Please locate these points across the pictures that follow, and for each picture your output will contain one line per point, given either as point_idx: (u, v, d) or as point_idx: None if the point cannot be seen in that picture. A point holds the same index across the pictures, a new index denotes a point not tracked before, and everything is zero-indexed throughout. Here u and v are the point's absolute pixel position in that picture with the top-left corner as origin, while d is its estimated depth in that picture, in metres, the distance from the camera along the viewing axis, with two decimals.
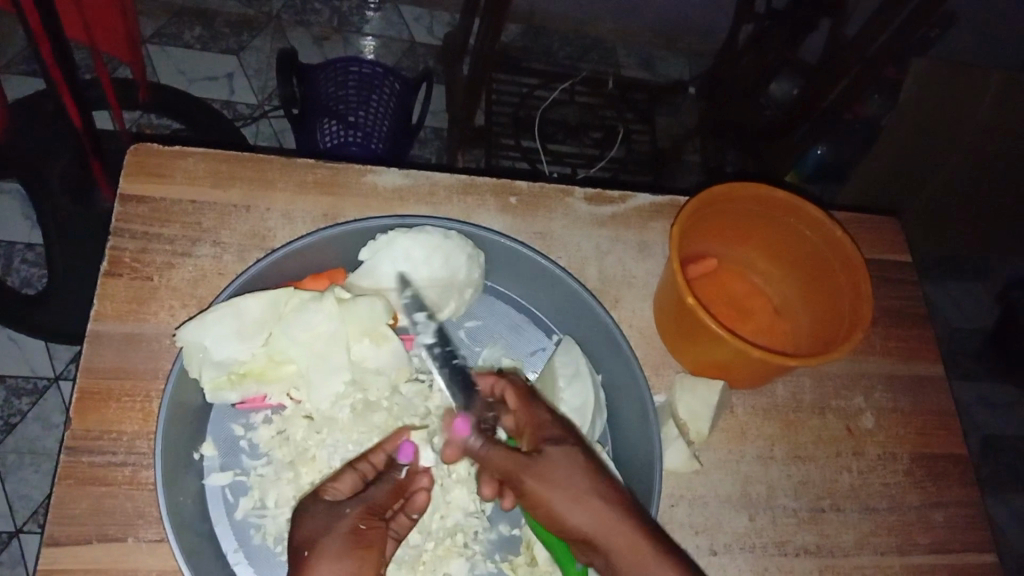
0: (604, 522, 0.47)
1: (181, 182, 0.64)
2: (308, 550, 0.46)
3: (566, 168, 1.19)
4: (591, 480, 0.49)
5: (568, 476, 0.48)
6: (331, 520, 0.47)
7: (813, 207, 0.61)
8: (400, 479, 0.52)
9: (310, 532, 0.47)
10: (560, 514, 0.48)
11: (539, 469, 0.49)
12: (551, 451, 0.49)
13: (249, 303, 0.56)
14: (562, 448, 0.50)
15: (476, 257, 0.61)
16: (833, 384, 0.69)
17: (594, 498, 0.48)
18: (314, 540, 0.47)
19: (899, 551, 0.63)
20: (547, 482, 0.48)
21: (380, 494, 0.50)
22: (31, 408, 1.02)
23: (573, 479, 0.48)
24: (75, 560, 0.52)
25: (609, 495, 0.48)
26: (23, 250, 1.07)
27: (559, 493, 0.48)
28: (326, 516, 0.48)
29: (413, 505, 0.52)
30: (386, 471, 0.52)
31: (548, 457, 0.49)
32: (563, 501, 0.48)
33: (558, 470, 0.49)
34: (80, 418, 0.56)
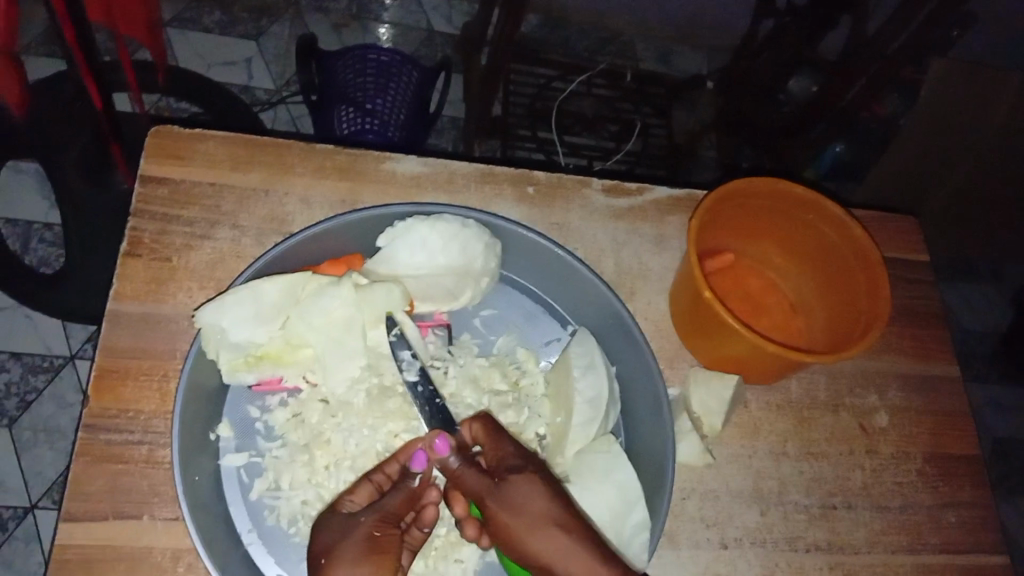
0: (563, 547, 0.49)
1: (201, 166, 0.64)
2: (325, 558, 0.47)
3: (582, 159, 1.18)
4: (551, 505, 0.49)
5: (528, 506, 0.49)
6: (344, 530, 0.49)
7: (833, 205, 0.61)
8: (414, 488, 0.51)
9: (324, 544, 0.48)
10: (521, 542, 0.49)
11: (501, 497, 0.50)
12: (511, 483, 0.50)
13: (266, 287, 0.56)
14: (523, 476, 0.51)
15: (493, 246, 0.61)
16: (847, 382, 0.68)
17: (552, 526, 0.49)
18: (330, 548, 0.48)
19: (909, 550, 0.63)
20: (512, 510, 0.50)
21: (395, 501, 0.50)
22: (47, 386, 1.03)
23: (539, 508, 0.49)
24: (92, 536, 0.53)
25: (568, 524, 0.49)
26: (40, 230, 1.08)
27: (520, 523, 0.49)
28: (342, 525, 0.49)
29: (424, 516, 0.50)
30: (401, 481, 0.52)
31: (507, 486, 0.50)
32: (523, 530, 0.49)
33: (518, 497, 0.50)
34: (99, 396, 0.57)
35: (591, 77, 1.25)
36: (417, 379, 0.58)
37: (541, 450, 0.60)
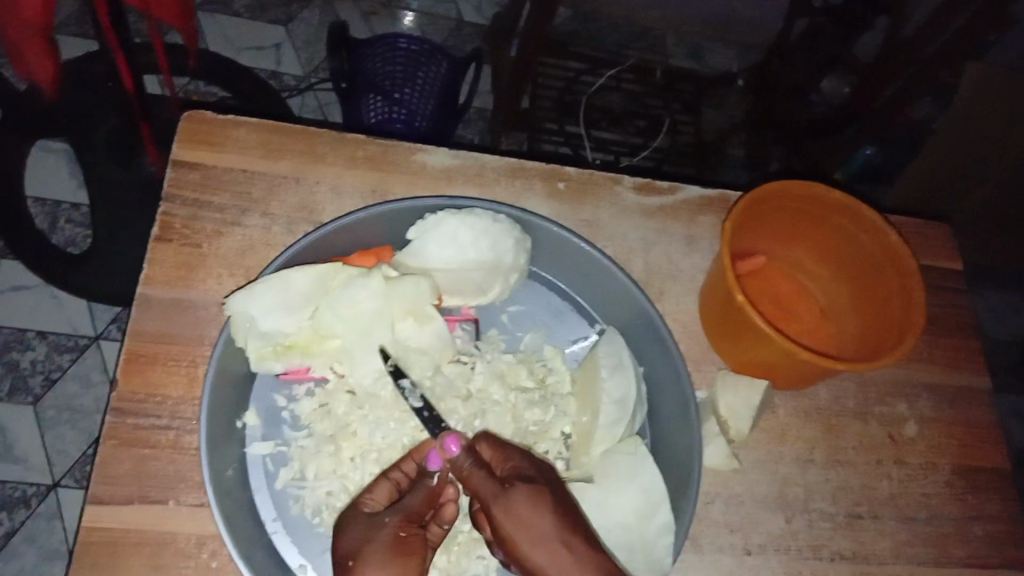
0: (566, 565, 0.45)
1: (234, 152, 0.64)
2: (352, 560, 0.47)
3: (609, 154, 1.17)
4: (554, 519, 0.46)
5: (529, 518, 0.47)
6: (366, 534, 0.48)
7: (869, 210, 0.60)
8: (432, 485, 0.51)
9: (346, 548, 0.48)
10: (526, 557, 0.47)
11: (504, 509, 0.48)
12: (513, 494, 0.48)
13: (296, 277, 0.56)
14: (527, 487, 0.48)
15: (523, 241, 0.61)
16: (876, 390, 0.68)
17: (553, 541, 0.46)
18: (356, 551, 0.47)
19: (934, 562, 0.63)
20: (512, 520, 0.47)
21: (416, 499, 0.50)
22: (71, 365, 1.04)
23: (541, 520, 0.47)
24: (118, 520, 0.53)
25: (573, 541, 0.46)
26: (68, 210, 1.09)
27: (518, 536, 0.46)
28: (366, 526, 0.49)
29: (444, 514, 0.51)
30: (420, 479, 0.52)
31: (510, 496, 0.48)
32: (525, 545, 0.46)
33: (520, 510, 0.47)
34: (126, 380, 0.57)
35: (621, 72, 1.24)
36: (422, 405, 0.58)
37: (566, 449, 0.60)
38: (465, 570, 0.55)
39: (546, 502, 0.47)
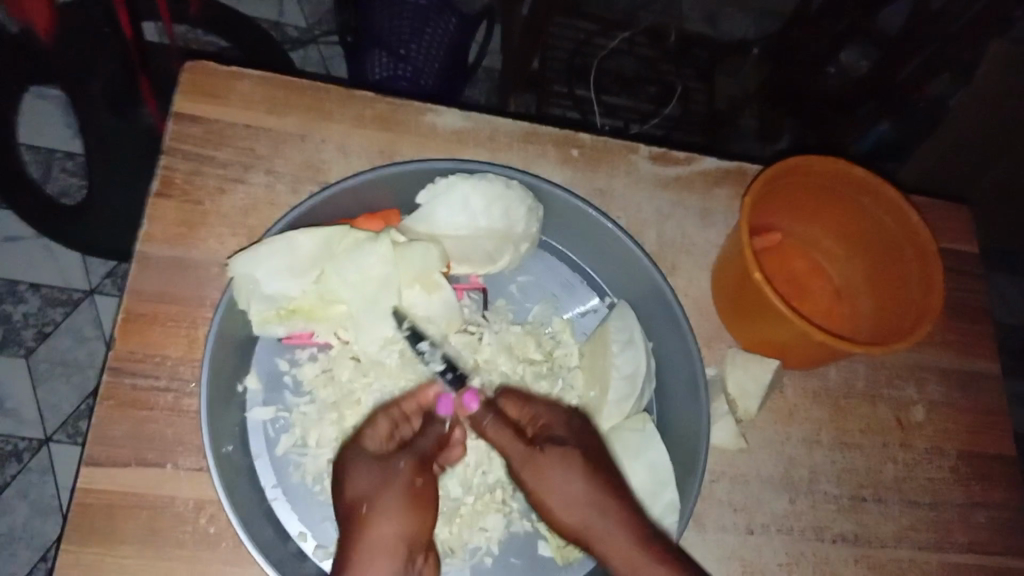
0: (592, 516, 0.49)
1: (236, 107, 0.62)
2: (367, 507, 0.48)
3: (618, 121, 1.15)
4: (581, 475, 0.50)
5: (562, 473, 0.50)
6: (379, 479, 0.49)
7: (892, 190, 0.58)
8: (444, 433, 0.54)
9: (350, 490, 0.49)
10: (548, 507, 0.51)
11: (529, 465, 0.51)
12: (543, 449, 0.51)
13: (302, 239, 0.54)
14: (556, 445, 0.51)
15: (535, 210, 0.59)
16: (886, 372, 0.67)
17: (587, 506, 0.49)
18: (371, 498, 0.48)
19: (937, 547, 0.62)
20: (552, 479, 0.50)
21: (428, 444, 0.52)
22: (65, 319, 1.02)
23: (581, 484, 0.50)
24: (113, 483, 0.52)
25: (600, 491, 0.50)
26: (62, 159, 1.06)
27: (552, 496, 0.50)
28: (379, 473, 0.49)
29: (450, 454, 0.55)
30: (430, 421, 0.54)
31: (544, 458, 0.51)
32: (549, 496, 0.50)
33: (548, 466, 0.51)
34: (124, 340, 0.55)
35: (634, 35, 1.18)
36: (445, 368, 0.57)
37: None
38: (466, 542, 0.55)
39: (581, 461, 0.51)
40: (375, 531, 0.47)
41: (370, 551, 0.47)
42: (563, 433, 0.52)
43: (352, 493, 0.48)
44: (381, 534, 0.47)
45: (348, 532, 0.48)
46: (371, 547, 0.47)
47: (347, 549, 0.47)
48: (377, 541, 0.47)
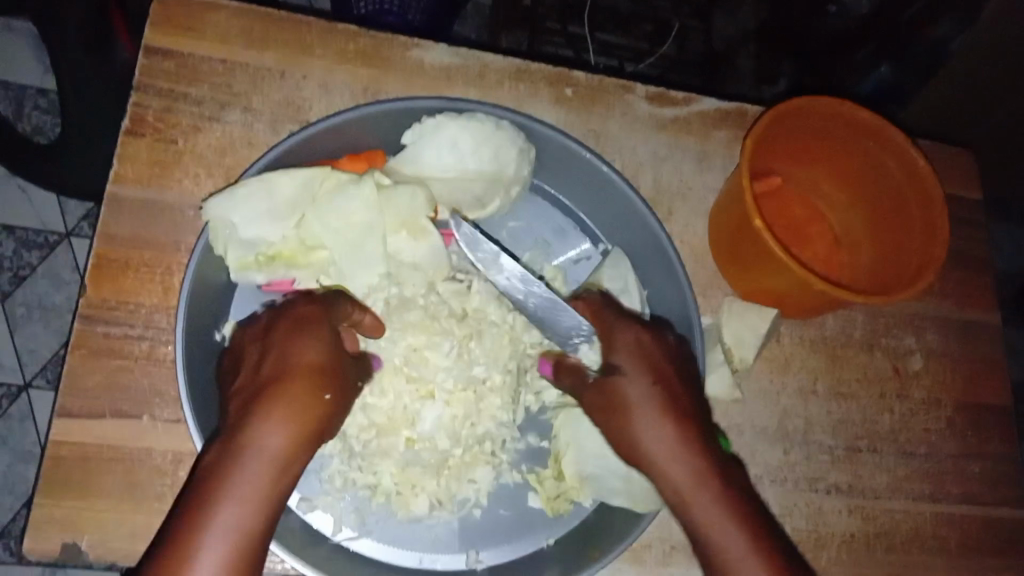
0: (658, 442, 0.46)
1: (210, 40, 0.58)
2: (326, 394, 0.44)
3: (612, 60, 1.09)
4: (648, 399, 0.47)
5: (628, 399, 0.48)
6: (334, 364, 0.46)
7: (898, 133, 0.56)
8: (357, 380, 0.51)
9: (303, 361, 0.44)
10: (617, 433, 0.48)
11: (596, 393, 0.50)
12: (611, 375, 0.49)
13: (282, 182, 0.51)
14: (622, 374, 0.48)
15: (527, 152, 0.56)
16: (885, 322, 0.65)
17: (648, 441, 0.47)
18: (326, 385, 0.45)
19: (930, 498, 0.62)
20: (618, 406, 0.48)
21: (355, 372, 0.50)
22: (41, 263, 0.99)
23: (642, 416, 0.47)
24: (88, 435, 0.50)
25: (671, 424, 0.47)
26: (34, 96, 1.02)
27: (616, 423, 0.48)
28: (332, 360, 0.46)
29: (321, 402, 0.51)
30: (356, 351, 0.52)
31: (615, 384, 0.49)
32: (620, 422, 0.48)
33: (615, 396, 0.48)
34: (95, 286, 0.53)
35: None
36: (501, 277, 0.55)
37: None
38: (454, 493, 0.54)
39: (649, 388, 0.48)
40: (309, 406, 0.43)
41: (299, 420, 0.43)
42: (632, 359, 0.48)
43: (310, 365, 0.44)
44: (314, 411, 0.43)
45: (278, 389, 0.43)
46: (301, 420, 0.43)
47: (269, 404, 0.42)
48: (308, 415, 0.43)
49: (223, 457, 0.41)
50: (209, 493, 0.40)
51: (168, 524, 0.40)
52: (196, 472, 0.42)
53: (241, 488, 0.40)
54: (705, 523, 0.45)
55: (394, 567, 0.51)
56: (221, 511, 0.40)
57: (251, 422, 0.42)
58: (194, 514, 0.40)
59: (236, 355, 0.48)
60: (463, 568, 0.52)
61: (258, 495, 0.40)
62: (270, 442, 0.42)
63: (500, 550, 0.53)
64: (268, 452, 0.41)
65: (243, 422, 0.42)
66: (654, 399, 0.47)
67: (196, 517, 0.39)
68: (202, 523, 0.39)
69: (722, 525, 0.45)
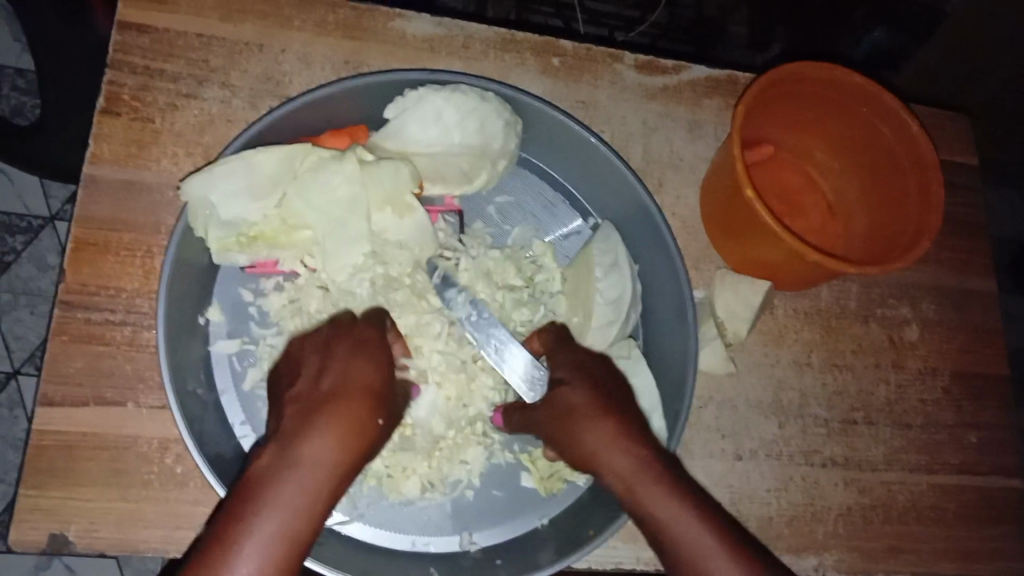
0: (601, 446, 0.45)
1: (186, 14, 0.56)
2: (382, 419, 0.44)
3: (602, 29, 0.98)
4: (588, 406, 0.46)
5: (571, 404, 0.46)
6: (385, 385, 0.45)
7: (892, 99, 0.55)
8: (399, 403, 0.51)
9: (356, 381, 0.43)
10: (566, 449, 0.47)
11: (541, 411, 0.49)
12: (553, 389, 0.48)
13: (262, 159, 0.50)
14: (564, 386, 0.48)
15: (513, 124, 0.55)
16: (880, 292, 0.64)
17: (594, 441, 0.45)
18: (382, 408, 0.44)
19: (927, 470, 0.62)
20: (557, 414, 0.47)
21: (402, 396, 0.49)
22: (26, 248, 0.96)
23: (582, 416, 0.46)
24: (72, 423, 0.49)
25: (617, 428, 0.45)
26: (13, 76, 0.99)
27: (560, 434, 0.47)
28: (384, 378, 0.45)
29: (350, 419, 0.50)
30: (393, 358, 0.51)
31: (554, 396, 0.48)
32: (566, 437, 0.47)
33: (555, 411, 0.47)
34: (75, 271, 0.52)
35: None
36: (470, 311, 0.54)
37: None
38: (446, 476, 0.53)
39: (588, 388, 0.47)
40: (365, 427, 0.42)
41: (347, 437, 0.41)
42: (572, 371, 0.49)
43: (364, 387, 0.43)
44: (366, 432, 0.42)
45: (329, 406, 0.42)
46: (354, 438, 0.42)
47: (319, 419, 0.41)
48: (360, 435, 0.42)
49: (269, 467, 0.40)
50: (248, 494, 0.39)
51: (209, 532, 0.40)
52: (239, 482, 0.41)
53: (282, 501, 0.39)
54: (663, 527, 0.43)
55: (387, 551, 0.51)
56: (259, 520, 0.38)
57: (301, 430, 0.41)
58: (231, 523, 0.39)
59: (283, 372, 0.47)
60: (457, 550, 0.52)
61: (300, 507, 0.39)
62: (317, 457, 0.40)
63: (493, 530, 0.53)
64: (314, 467, 0.40)
65: (290, 434, 0.41)
66: (595, 403, 0.46)
67: (236, 523, 0.38)
68: (240, 532, 0.38)
69: (680, 524, 0.42)
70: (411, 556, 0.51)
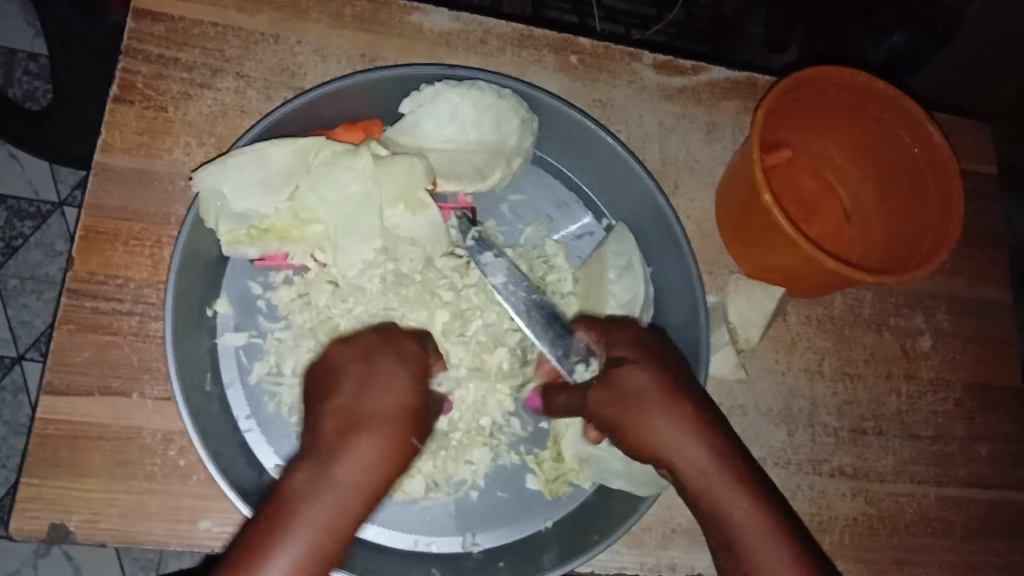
0: (674, 438, 0.44)
1: (202, 3, 0.56)
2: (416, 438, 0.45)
3: (618, 27, 0.97)
4: (657, 393, 0.45)
5: (640, 388, 0.45)
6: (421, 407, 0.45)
7: (914, 106, 0.54)
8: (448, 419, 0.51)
9: (393, 401, 0.44)
10: (626, 434, 0.46)
11: (601, 391, 0.46)
12: (618, 369, 0.46)
13: (275, 151, 0.50)
14: (628, 366, 0.46)
15: (529, 123, 0.55)
16: (894, 301, 0.63)
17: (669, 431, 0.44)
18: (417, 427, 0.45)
19: (936, 482, 0.61)
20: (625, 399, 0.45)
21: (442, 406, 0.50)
22: (34, 234, 0.96)
23: (651, 400, 0.45)
24: (76, 412, 0.49)
25: (688, 421, 0.44)
26: (25, 60, 0.99)
27: (627, 421, 0.45)
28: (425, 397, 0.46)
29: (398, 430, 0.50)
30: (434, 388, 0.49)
31: (619, 377, 0.46)
32: (629, 423, 0.45)
33: (620, 393, 0.46)
34: (84, 259, 0.51)
35: None
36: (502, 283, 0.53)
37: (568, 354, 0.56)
38: (451, 476, 0.52)
39: (654, 374, 0.45)
40: (400, 449, 0.43)
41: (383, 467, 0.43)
42: (633, 350, 0.47)
43: (396, 411, 0.44)
44: (399, 452, 0.43)
45: (363, 430, 0.43)
46: (384, 460, 0.43)
47: (353, 443, 0.42)
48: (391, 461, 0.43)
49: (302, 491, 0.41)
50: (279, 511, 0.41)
51: (240, 539, 0.42)
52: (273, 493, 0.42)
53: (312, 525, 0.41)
54: (732, 523, 0.43)
55: (389, 549, 0.51)
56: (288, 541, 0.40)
57: (331, 451, 0.42)
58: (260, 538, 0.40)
59: (343, 371, 0.45)
60: (459, 551, 0.52)
61: (326, 524, 0.41)
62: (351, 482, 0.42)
63: (496, 533, 0.52)
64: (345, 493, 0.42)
65: (327, 460, 0.42)
66: (664, 390, 0.45)
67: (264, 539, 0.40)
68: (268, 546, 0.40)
69: (751, 523, 0.43)
70: (413, 556, 0.51)
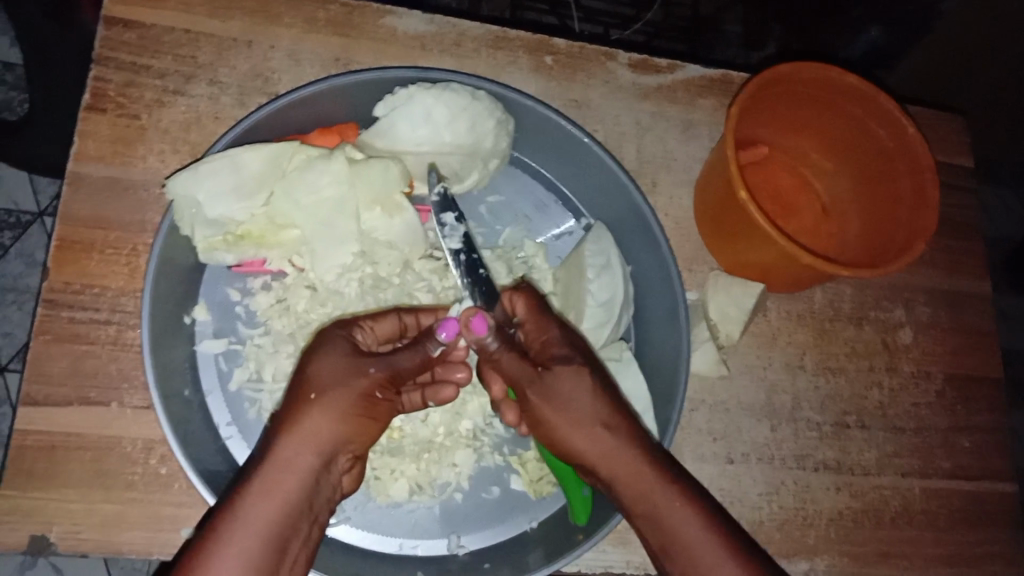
0: (609, 448, 0.45)
1: (174, 10, 0.56)
2: (314, 392, 0.43)
3: (597, 27, 0.96)
4: (597, 402, 0.46)
5: (570, 398, 0.45)
6: (346, 370, 0.44)
7: (886, 100, 0.54)
8: (432, 354, 0.47)
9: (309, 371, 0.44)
10: (560, 437, 0.46)
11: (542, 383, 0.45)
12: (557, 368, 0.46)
13: (248, 158, 0.49)
14: (569, 365, 0.46)
15: (504, 124, 0.55)
16: (874, 294, 0.64)
17: (598, 424, 0.45)
18: (320, 384, 0.43)
19: (920, 474, 0.61)
20: (560, 399, 0.45)
21: (408, 363, 0.46)
22: (14, 244, 0.94)
23: (591, 402, 0.45)
24: (53, 423, 0.49)
25: (625, 434, 0.45)
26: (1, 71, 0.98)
27: (558, 419, 0.45)
28: (348, 359, 0.44)
29: (439, 394, 0.49)
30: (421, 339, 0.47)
31: (548, 381, 0.45)
32: (569, 428, 0.45)
33: (565, 395, 0.45)
34: (59, 269, 0.51)
35: None
36: (461, 247, 0.53)
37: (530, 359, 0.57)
38: (434, 479, 0.52)
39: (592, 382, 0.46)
40: (316, 415, 0.42)
41: (311, 436, 0.42)
42: (569, 348, 0.47)
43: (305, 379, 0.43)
44: (320, 417, 0.42)
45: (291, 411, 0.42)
46: (303, 427, 0.42)
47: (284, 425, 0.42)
48: (321, 431, 0.42)
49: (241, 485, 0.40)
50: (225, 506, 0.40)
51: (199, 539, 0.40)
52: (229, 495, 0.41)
53: (252, 512, 0.39)
54: (666, 532, 0.43)
55: (372, 553, 0.50)
56: (233, 536, 0.38)
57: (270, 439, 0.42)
58: (206, 541, 0.38)
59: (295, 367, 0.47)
60: (445, 553, 0.51)
61: (267, 502, 0.39)
62: (285, 459, 0.41)
63: (481, 534, 0.52)
64: (280, 470, 0.40)
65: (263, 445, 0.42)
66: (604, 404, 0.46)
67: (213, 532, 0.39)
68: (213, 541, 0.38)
69: (690, 536, 0.43)
70: (397, 559, 0.51)
